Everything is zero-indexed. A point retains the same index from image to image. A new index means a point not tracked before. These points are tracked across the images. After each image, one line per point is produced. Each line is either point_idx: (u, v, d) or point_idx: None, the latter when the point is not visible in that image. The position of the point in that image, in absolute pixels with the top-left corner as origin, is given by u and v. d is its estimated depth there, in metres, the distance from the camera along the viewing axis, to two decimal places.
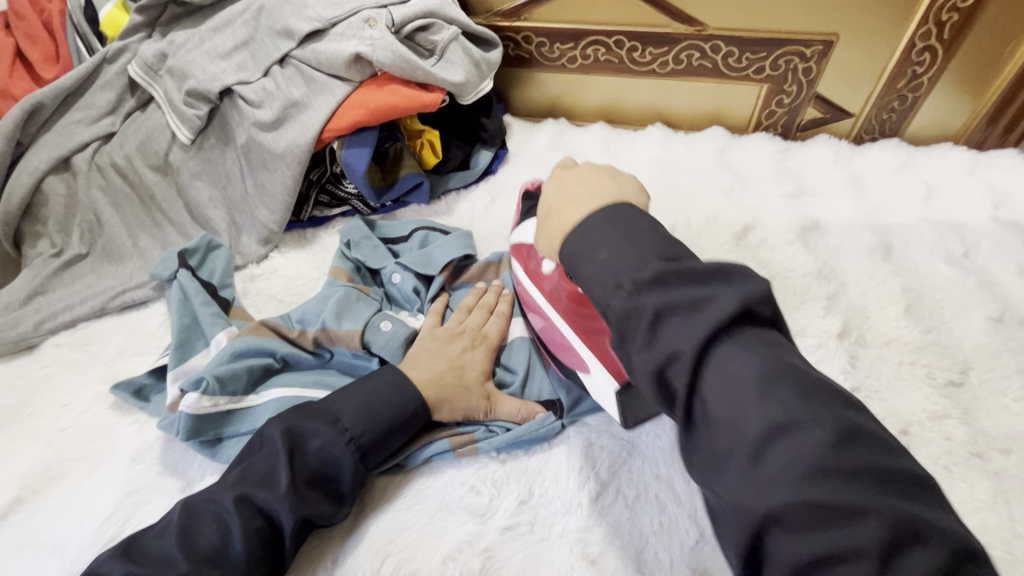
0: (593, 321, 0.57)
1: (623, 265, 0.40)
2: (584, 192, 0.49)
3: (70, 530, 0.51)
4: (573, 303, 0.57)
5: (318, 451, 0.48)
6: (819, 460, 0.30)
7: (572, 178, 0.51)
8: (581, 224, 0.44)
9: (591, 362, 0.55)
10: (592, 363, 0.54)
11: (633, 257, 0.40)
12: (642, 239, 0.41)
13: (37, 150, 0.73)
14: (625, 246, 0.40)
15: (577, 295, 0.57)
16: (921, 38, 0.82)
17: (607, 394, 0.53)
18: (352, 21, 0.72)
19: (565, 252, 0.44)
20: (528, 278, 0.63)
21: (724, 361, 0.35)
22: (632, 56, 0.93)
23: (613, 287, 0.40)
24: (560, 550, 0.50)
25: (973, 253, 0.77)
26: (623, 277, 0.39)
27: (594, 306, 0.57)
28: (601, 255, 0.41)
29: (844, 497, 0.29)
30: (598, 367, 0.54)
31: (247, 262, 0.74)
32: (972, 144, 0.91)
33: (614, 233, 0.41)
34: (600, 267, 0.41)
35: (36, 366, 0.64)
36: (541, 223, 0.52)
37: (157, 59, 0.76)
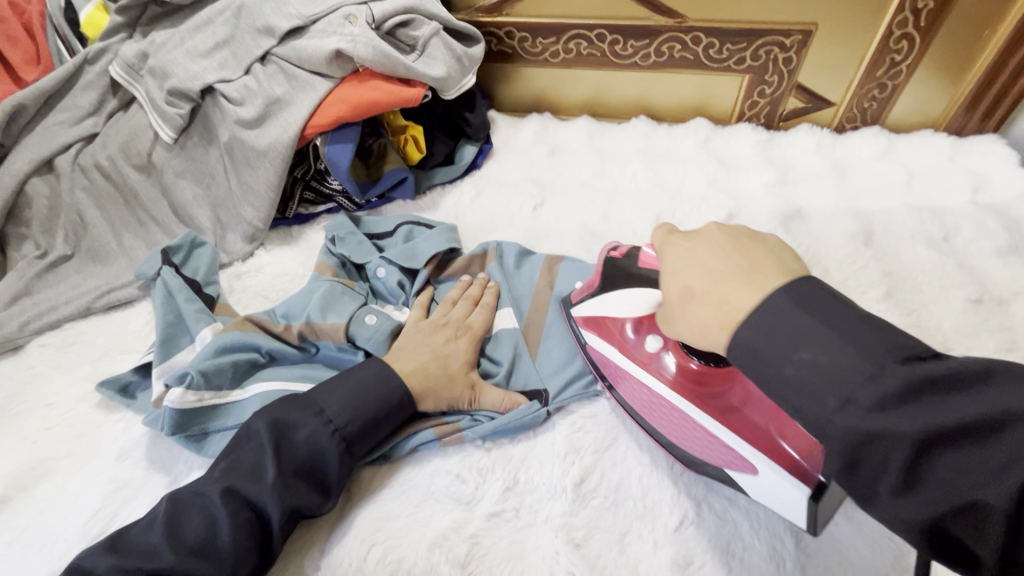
0: (726, 403, 0.51)
1: (847, 373, 0.33)
2: (731, 267, 0.41)
3: (57, 527, 0.51)
4: (695, 382, 0.52)
5: (304, 442, 0.49)
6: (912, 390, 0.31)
7: (702, 249, 0.45)
8: (758, 316, 0.37)
9: (755, 456, 0.47)
10: (756, 458, 0.47)
11: (838, 371, 0.33)
12: (831, 311, 0.35)
13: (20, 153, 0.73)
14: (819, 342, 0.34)
15: (695, 373, 0.52)
16: (898, 25, 0.83)
17: (793, 499, 0.44)
18: (332, 17, 0.73)
19: (736, 348, 0.38)
20: (628, 360, 0.56)
21: (923, 422, 0.30)
22: (614, 49, 0.93)
23: (833, 407, 0.33)
24: (546, 535, 0.50)
25: (953, 237, 0.78)
26: (849, 388, 0.32)
27: (721, 384, 0.52)
28: (800, 354, 0.35)
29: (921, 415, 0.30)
30: (766, 462, 0.46)
31: (232, 260, 0.74)
32: (952, 130, 0.92)
33: (803, 320, 0.35)
34: (797, 378, 0.34)
35: (21, 366, 0.64)
36: (677, 302, 0.44)
37: (138, 59, 0.76)
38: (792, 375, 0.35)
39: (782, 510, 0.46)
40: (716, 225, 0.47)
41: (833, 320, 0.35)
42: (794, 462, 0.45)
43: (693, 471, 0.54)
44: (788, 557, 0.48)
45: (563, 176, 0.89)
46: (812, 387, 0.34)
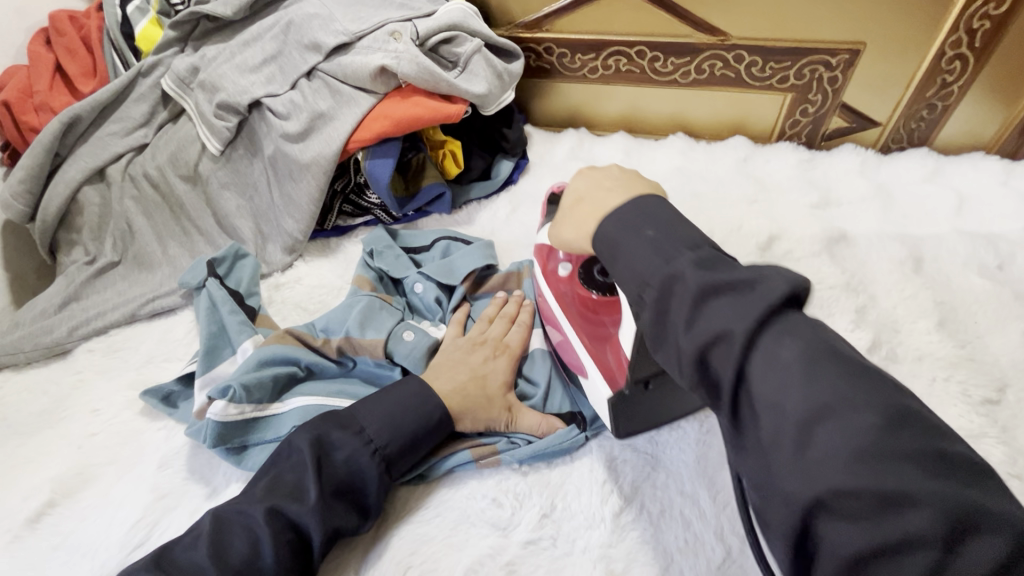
0: (602, 331, 0.58)
1: (666, 240, 0.40)
2: (613, 185, 0.49)
3: (100, 532, 0.52)
4: (586, 308, 0.59)
5: (346, 462, 0.49)
6: (806, 383, 0.31)
7: (600, 176, 0.51)
8: (616, 215, 0.43)
9: (587, 363, 0.56)
10: (589, 367, 0.56)
11: (672, 243, 0.39)
12: (663, 222, 0.41)
13: (74, 162, 0.76)
14: (664, 225, 0.41)
15: (591, 302, 0.59)
16: (951, 46, 0.80)
17: (599, 398, 0.54)
18: (378, 34, 0.74)
19: (599, 239, 0.43)
20: (539, 276, 0.64)
21: (710, 279, 0.36)
22: (654, 66, 0.92)
23: (651, 255, 0.39)
24: (583, 567, 0.49)
25: (1008, 266, 0.75)
26: (674, 252, 0.39)
27: (604, 315, 0.59)
28: (646, 231, 0.41)
29: (810, 410, 0.31)
30: (594, 372, 0.55)
31: (272, 271, 0.75)
32: (1005, 153, 0.89)
33: (648, 219, 0.41)
34: (636, 244, 0.40)
35: (69, 371, 0.66)
36: (569, 211, 0.51)
37: (190, 72, 0.78)
38: (631, 248, 0.41)
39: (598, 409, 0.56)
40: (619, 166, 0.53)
41: (671, 231, 0.40)
42: (612, 372, 0.54)
43: (736, 505, 0.52)
44: None
45: None
46: (643, 255, 0.40)
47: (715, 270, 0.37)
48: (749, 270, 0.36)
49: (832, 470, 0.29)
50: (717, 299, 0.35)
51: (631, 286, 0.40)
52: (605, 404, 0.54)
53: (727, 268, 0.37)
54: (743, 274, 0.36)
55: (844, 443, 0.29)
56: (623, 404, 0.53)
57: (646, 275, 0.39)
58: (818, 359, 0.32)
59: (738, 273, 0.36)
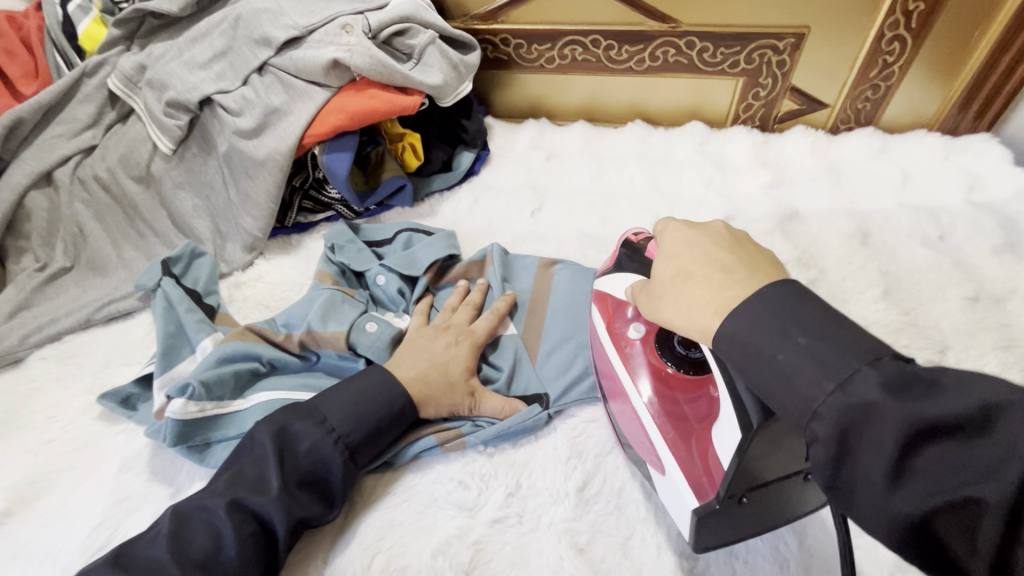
0: (679, 411, 0.50)
1: (834, 353, 0.33)
2: (729, 262, 0.42)
3: (59, 540, 0.51)
4: (661, 382, 0.52)
5: (308, 452, 0.49)
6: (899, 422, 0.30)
7: (705, 240, 0.45)
8: (745, 312, 0.37)
9: (667, 462, 0.48)
10: (670, 465, 0.48)
11: (835, 355, 0.33)
12: (827, 331, 0.34)
13: (19, 166, 0.74)
14: (821, 332, 0.34)
15: (667, 375, 0.52)
16: (890, 27, 0.83)
17: (682, 507, 0.46)
18: (329, 27, 0.73)
19: (723, 341, 0.38)
20: (609, 341, 0.56)
21: (909, 411, 0.30)
22: (609, 54, 0.94)
23: (817, 378, 0.33)
24: (550, 541, 0.50)
25: (949, 236, 0.79)
26: (840, 373, 0.32)
27: (692, 394, 0.50)
28: (797, 338, 0.35)
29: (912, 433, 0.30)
30: (678, 478, 0.47)
31: (232, 270, 0.74)
32: (946, 129, 0.93)
33: (790, 313, 0.36)
34: (785, 363, 0.35)
35: (22, 380, 0.64)
36: (669, 286, 0.44)
37: (137, 72, 0.77)
38: (784, 363, 0.35)
39: (677, 517, 0.48)
40: (723, 223, 0.47)
41: (835, 341, 0.34)
42: (699, 479, 0.45)
43: None
44: (791, 556, 0.48)
45: (560, 180, 0.89)
46: (806, 374, 0.33)
47: (905, 394, 0.31)
48: (962, 394, 0.30)
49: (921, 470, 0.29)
50: (931, 442, 0.30)
51: (794, 423, 0.34)
52: (688, 517, 0.46)
53: (925, 388, 0.31)
54: (958, 399, 0.29)
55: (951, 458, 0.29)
56: (711, 519, 0.44)
57: (817, 409, 0.33)
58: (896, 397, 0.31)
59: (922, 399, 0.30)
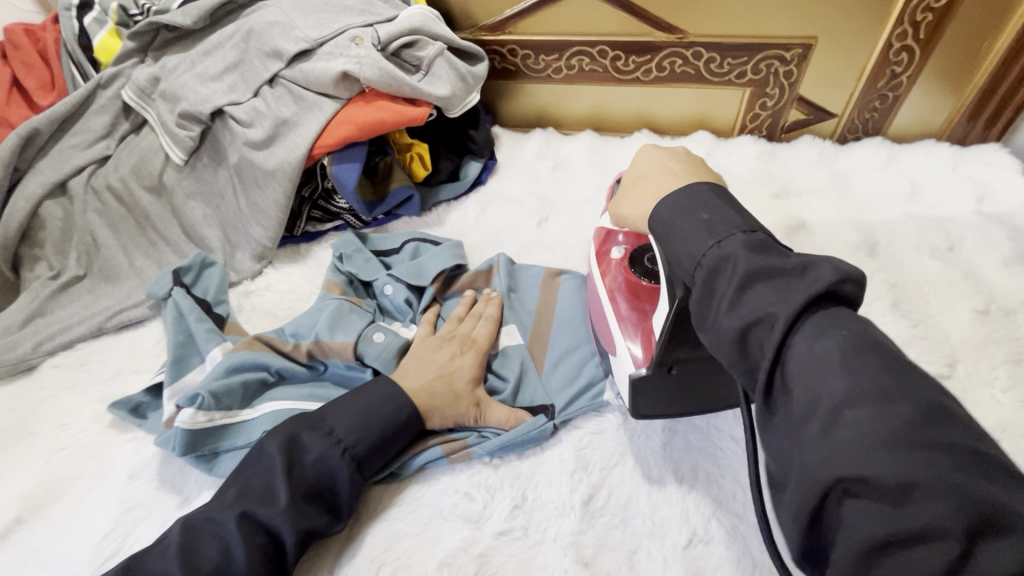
0: (644, 317, 0.57)
1: (719, 222, 0.38)
2: (678, 168, 0.48)
3: (70, 548, 0.52)
4: (632, 293, 0.59)
5: (315, 463, 0.49)
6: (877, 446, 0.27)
7: (666, 155, 0.51)
8: (675, 198, 0.42)
9: (618, 343, 0.56)
10: (619, 345, 0.56)
11: (724, 222, 0.38)
12: (714, 206, 0.40)
13: (34, 176, 0.75)
14: (718, 207, 0.39)
15: (639, 287, 0.59)
16: (897, 38, 0.83)
17: (624, 376, 0.55)
18: (339, 39, 0.74)
19: (653, 220, 0.43)
20: (596, 262, 0.64)
21: (757, 264, 0.34)
22: (616, 65, 0.94)
23: (703, 238, 0.38)
24: (555, 555, 0.50)
25: (958, 247, 0.78)
26: (721, 236, 0.37)
27: (652, 300, 0.57)
28: (701, 215, 0.39)
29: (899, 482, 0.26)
30: (622, 353, 0.55)
31: (241, 278, 0.75)
32: (955, 140, 0.93)
33: (713, 203, 0.40)
34: (692, 227, 0.39)
35: (34, 387, 0.65)
36: (630, 189, 0.51)
37: (150, 83, 0.78)
38: (687, 229, 0.39)
39: (623, 389, 0.56)
40: (685, 149, 0.52)
41: (724, 215, 0.39)
42: (643, 352, 0.54)
43: (702, 487, 0.54)
44: None
45: (567, 190, 0.90)
46: (695, 236, 0.38)
47: (760, 256, 0.35)
48: (798, 255, 0.35)
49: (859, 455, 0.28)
50: (762, 282, 0.34)
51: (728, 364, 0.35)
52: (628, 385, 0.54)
53: (778, 253, 0.36)
54: (794, 258, 0.34)
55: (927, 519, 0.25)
56: (644, 383, 0.52)
57: (722, 330, 0.35)
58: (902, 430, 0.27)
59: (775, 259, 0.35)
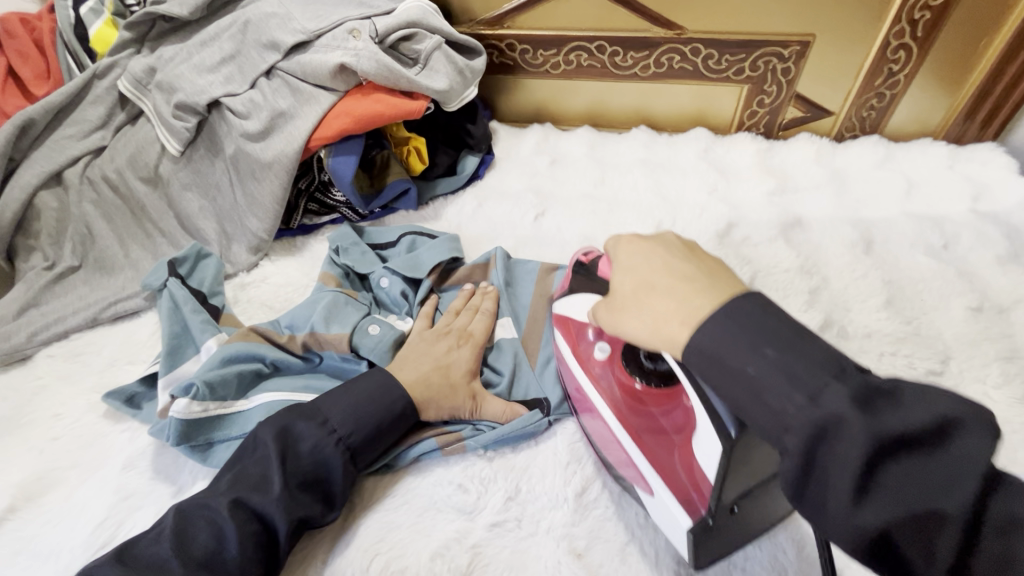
0: (656, 423, 0.51)
1: (787, 363, 0.35)
2: (688, 273, 0.44)
3: (63, 537, 0.52)
4: (632, 399, 0.53)
5: (310, 453, 0.49)
6: (925, 493, 0.31)
7: (661, 253, 0.47)
8: (713, 326, 0.38)
9: (653, 480, 0.48)
10: (656, 484, 0.48)
11: (806, 369, 0.35)
12: (783, 338, 0.36)
13: (29, 166, 0.75)
14: (780, 340, 0.36)
15: (636, 391, 0.53)
16: (895, 36, 0.83)
17: (675, 526, 0.46)
18: (336, 32, 0.74)
19: (693, 354, 0.39)
20: (575, 359, 0.57)
21: (854, 390, 0.33)
22: (614, 60, 0.94)
23: (779, 391, 0.35)
24: (548, 546, 0.50)
25: (953, 245, 0.79)
26: (812, 387, 0.34)
27: (660, 405, 0.52)
28: (765, 351, 0.36)
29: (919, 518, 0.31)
30: (664, 492, 0.47)
31: (237, 271, 0.75)
32: (951, 138, 0.93)
33: (753, 328, 0.37)
34: (755, 374, 0.36)
35: (28, 377, 0.65)
36: (632, 299, 0.45)
37: (147, 74, 0.78)
38: (751, 374, 0.36)
39: (671, 536, 0.47)
40: (675, 236, 0.49)
41: (798, 354, 0.35)
42: (689, 494, 0.46)
43: None
44: (789, 565, 0.49)
45: (564, 185, 0.90)
46: (776, 388, 0.35)
47: (870, 405, 0.33)
48: (931, 410, 0.32)
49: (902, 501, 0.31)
50: (897, 459, 0.32)
51: (768, 434, 0.36)
52: (682, 537, 0.45)
53: (889, 404, 0.33)
54: (925, 414, 0.32)
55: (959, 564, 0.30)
56: (706, 535, 0.44)
57: (790, 422, 0.34)
58: (953, 484, 0.31)
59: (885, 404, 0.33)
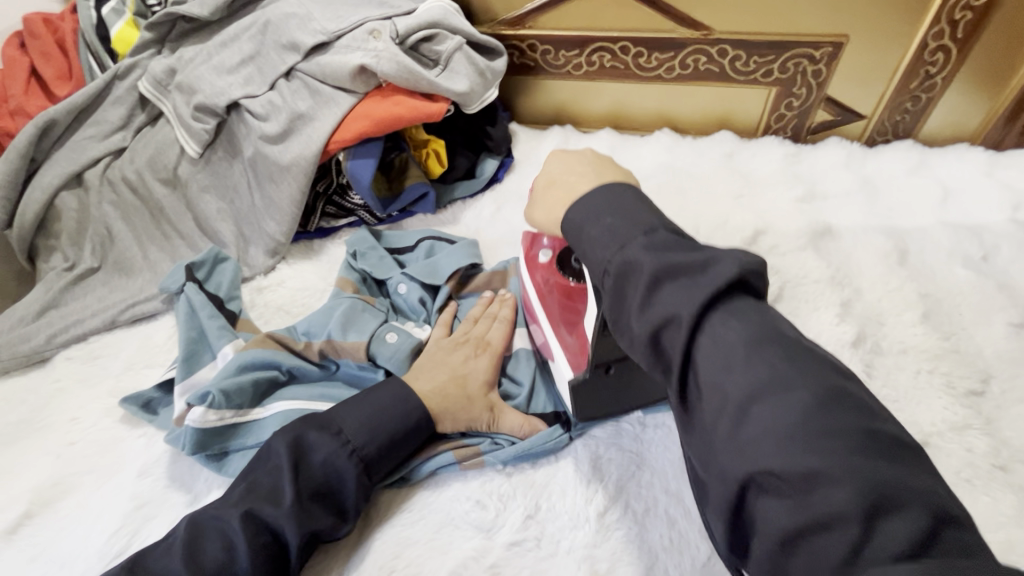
0: (572, 315, 0.58)
1: (623, 229, 0.39)
2: (586, 171, 0.48)
3: (79, 544, 0.51)
4: (563, 294, 0.59)
5: (323, 464, 0.48)
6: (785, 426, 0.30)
7: (572, 158, 0.51)
8: (582, 202, 0.42)
9: (556, 347, 0.57)
10: (557, 351, 0.57)
11: (626, 227, 0.39)
12: (628, 206, 0.41)
13: (50, 167, 0.75)
14: (619, 209, 0.41)
15: (568, 288, 0.59)
16: (933, 37, 0.80)
17: (564, 378, 0.56)
18: (357, 33, 0.73)
19: (565, 223, 0.43)
20: (524, 259, 0.64)
21: (664, 262, 0.36)
22: (638, 61, 0.92)
23: (616, 245, 0.39)
24: (568, 568, 0.49)
25: (993, 256, 0.75)
26: (626, 239, 0.39)
27: (579, 300, 0.58)
28: (604, 219, 0.40)
29: (797, 467, 0.29)
30: (560, 356, 0.56)
31: (254, 274, 0.75)
32: (990, 144, 0.89)
33: (616, 205, 0.41)
34: (596, 235, 0.40)
35: (48, 379, 0.65)
36: (540, 194, 0.51)
37: (167, 74, 0.77)
38: (596, 234, 0.41)
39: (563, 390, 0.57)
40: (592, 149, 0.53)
41: (630, 211, 0.40)
42: (575, 355, 0.55)
43: None
44: None
45: None
46: (602, 240, 0.40)
47: (664, 253, 0.37)
48: (705, 254, 0.36)
49: (765, 445, 0.30)
50: (670, 282, 0.36)
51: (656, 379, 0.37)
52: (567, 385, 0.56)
53: (683, 248, 0.38)
54: (709, 266, 0.36)
55: (846, 503, 0.27)
56: (584, 384, 0.54)
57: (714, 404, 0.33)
58: (819, 407, 0.30)
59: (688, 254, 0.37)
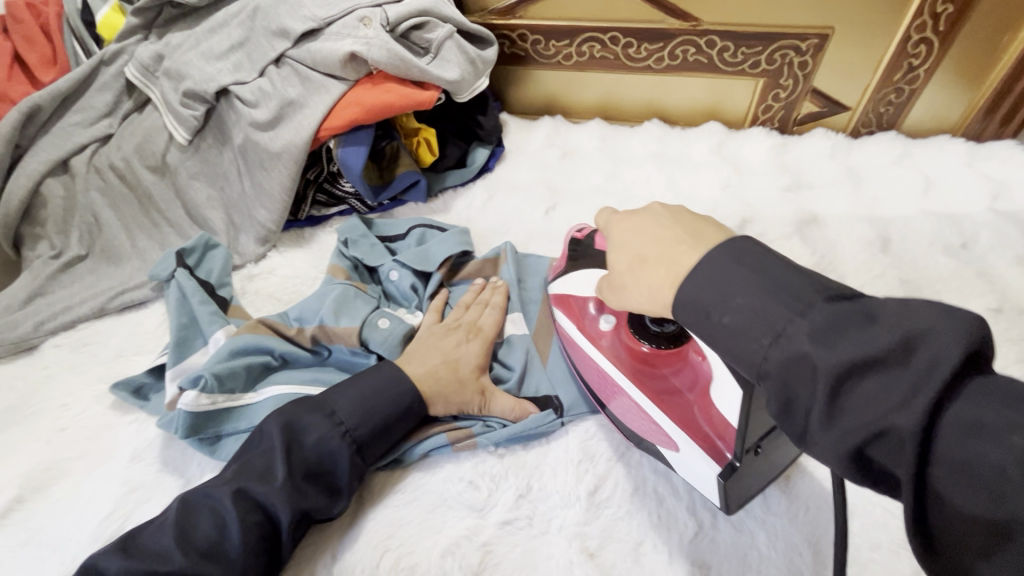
0: (668, 384, 0.52)
1: (767, 313, 0.34)
2: (671, 234, 0.42)
3: (71, 528, 0.51)
4: (642, 364, 0.53)
5: (315, 446, 0.48)
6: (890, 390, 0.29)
7: (649, 223, 0.44)
8: (698, 275, 0.38)
9: (677, 433, 0.49)
10: (682, 439, 0.49)
11: (775, 310, 0.34)
12: (775, 275, 0.35)
13: (35, 153, 0.74)
14: (757, 288, 0.35)
15: (644, 355, 0.53)
16: (916, 30, 0.81)
17: (707, 476, 0.47)
18: (347, 20, 0.73)
19: (681, 309, 0.38)
20: (578, 331, 0.58)
21: (846, 357, 0.30)
22: (628, 52, 0.93)
23: (767, 342, 0.34)
24: (559, 545, 0.50)
25: (972, 244, 0.77)
26: (779, 326, 0.33)
27: (665, 367, 0.52)
28: (737, 300, 0.35)
29: (921, 425, 0.28)
30: (689, 443, 0.48)
31: (245, 262, 0.74)
32: (970, 135, 0.91)
33: (743, 276, 0.36)
34: (732, 325, 0.35)
35: (35, 366, 0.65)
36: (629, 271, 0.43)
37: (154, 60, 0.77)
38: (728, 323, 0.36)
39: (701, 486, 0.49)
40: (658, 202, 0.47)
41: (782, 286, 0.35)
42: (712, 441, 0.47)
43: None
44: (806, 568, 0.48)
45: (574, 179, 0.88)
46: (750, 331, 0.34)
47: (839, 339, 0.31)
48: (896, 328, 0.30)
49: (875, 412, 0.30)
50: (862, 376, 0.30)
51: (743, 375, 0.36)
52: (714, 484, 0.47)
53: (861, 321, 0.32)
54: (886, 333, 0.30)
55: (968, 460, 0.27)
56: (734, 480, 0.45)
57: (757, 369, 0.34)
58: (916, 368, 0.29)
59: (866, 331, 0.31)
